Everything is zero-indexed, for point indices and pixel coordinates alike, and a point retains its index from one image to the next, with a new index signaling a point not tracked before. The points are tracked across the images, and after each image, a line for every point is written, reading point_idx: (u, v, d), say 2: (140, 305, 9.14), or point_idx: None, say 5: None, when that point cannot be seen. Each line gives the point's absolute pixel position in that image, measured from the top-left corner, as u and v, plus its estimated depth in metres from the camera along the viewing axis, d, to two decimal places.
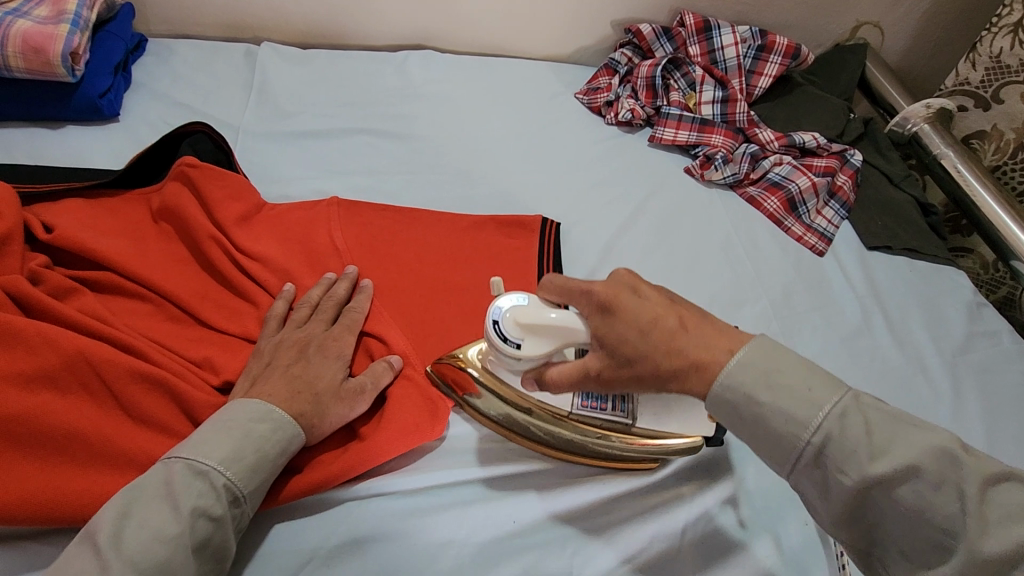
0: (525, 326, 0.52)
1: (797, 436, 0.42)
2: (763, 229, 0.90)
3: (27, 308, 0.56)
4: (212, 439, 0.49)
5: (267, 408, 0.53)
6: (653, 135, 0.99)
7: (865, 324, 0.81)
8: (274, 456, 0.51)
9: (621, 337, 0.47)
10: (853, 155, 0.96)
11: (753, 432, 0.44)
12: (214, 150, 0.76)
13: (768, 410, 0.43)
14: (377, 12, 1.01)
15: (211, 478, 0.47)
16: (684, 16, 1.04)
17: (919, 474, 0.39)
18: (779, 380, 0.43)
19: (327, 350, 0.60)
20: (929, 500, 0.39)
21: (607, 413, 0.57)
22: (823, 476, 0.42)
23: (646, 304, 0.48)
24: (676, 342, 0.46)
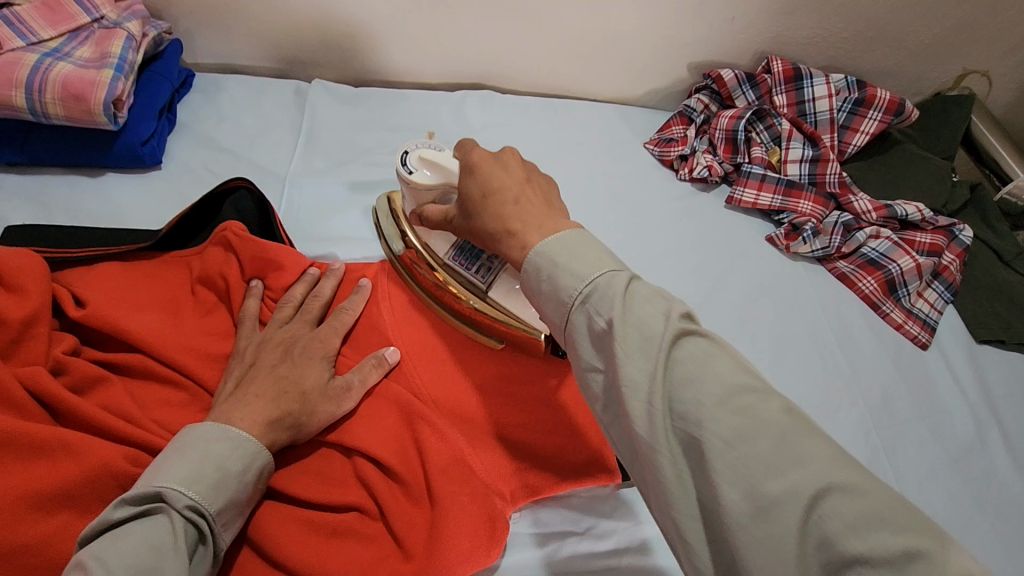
0: (426, 162, 0.60)
1: (572, 287, 0.43)
2: (857, 314, 0.80)
3: (49, 406, 0.50)
4: (169, 463, 0.46)
5: (224, 428, 0.49)
6: (731, 196, 0.89)
7: (979, 440, 0.71)
8: (238, 473, 0.48)
9: (468, 189, 0.52)
10: (963, 231, 0.85)
11: (547, 298, 0.45)
12: (258, 211, 0.69)
13: (560, 269, 0.44)
14: (433, 48, 0.94)
15: (172, 498, 0.44)
16: (772, 62, 0.94)
17: (715, 389, 0.36)
18: (573, 262, 0.43)
19: (312, 350, 0.59)
20: (724, 434, 0.35)
21: (469, 273, 0.63)
22: (592, 336, 0.42)
23: (505, 176, 0.51)
24: (501, 208, 0.49)
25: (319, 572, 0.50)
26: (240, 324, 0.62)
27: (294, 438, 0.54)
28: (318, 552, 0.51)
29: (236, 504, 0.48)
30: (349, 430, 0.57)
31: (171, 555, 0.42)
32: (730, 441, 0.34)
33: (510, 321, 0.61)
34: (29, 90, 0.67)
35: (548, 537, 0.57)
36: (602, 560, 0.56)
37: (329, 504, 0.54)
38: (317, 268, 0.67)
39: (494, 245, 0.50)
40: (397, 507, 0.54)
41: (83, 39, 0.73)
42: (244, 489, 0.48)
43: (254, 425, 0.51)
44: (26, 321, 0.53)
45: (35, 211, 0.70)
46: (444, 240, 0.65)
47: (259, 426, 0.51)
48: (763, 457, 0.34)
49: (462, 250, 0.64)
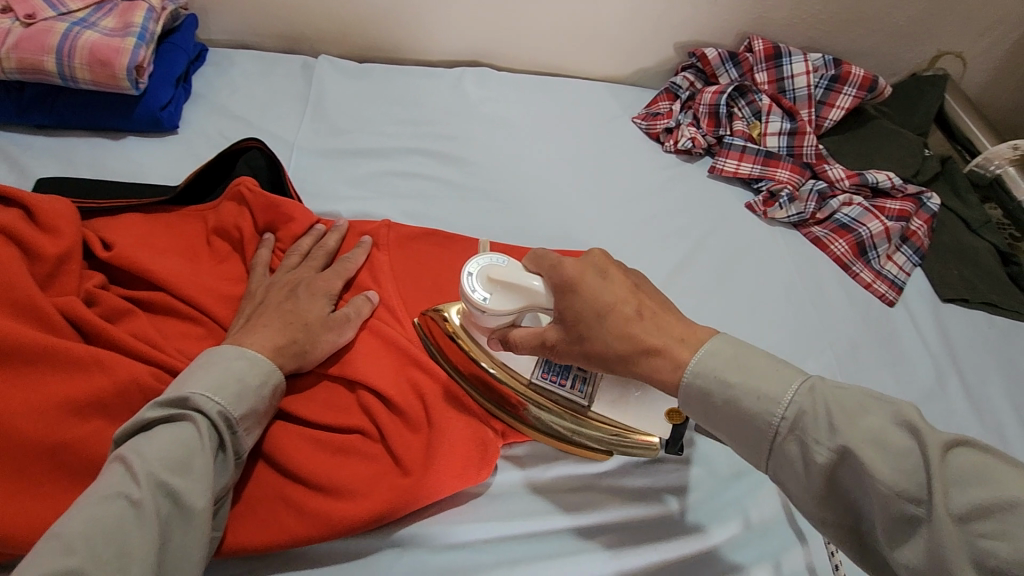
0: (493, 282, 0.56)
1: (769, 412, 0.43)
2: (829, 274, 0.86)
3: (82, 330, 0.56)
4: (195, 376, 0.51)
5: (239, 349, 0.54)
6: (713, 166, 0.95)
7: (938, 387, 0.76)
8: (256, 386, 0.53)
9: (579, 311, 0.51)
10: (931, 198, 0.90)
11: (724, 416, 0.46)
12: (269, 169, 0.74)
13: (739, 390, 0.45)
14: (433, 26, 0.99)
15: (201, 403, 0.49)
16: (753, 42, 0.99)
17: (1000, 509, 0.36)
18: (735, 379, 0.45)
19: (316, 290, 0.64)
20: (955, 514, 0.37)
21: (565, 390, 0.59)
22: (815, 469, 0.41)
23: (611, 287, 0.51)
24: (627, 327, 0.49)
25: (323, 481, 0.55)
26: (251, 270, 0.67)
27: (301, 365, 0.59)
28: (322, 465, 0.57)
29: (257, 412, 0.53)
30: (351, 363, 0.62)
31: (200, 453, 0.47)
32: (965, 516, 0.37)
33: (626, 431, 0.59)
34: (59, 55, 0.72)
35: (532, 460, 0.62)
36: (582, 480, 0.61)
37: (331, 425, 0.59)
38: (323, 225, 0.72)
39: (625, 369, 0.50)
40: (395, 430, 0.59)
41: (108, 10, 0.78)
42: (263, 400, 0.54)
43: (265, 350, 0.56)
44: (60, 257, 0.58)
45: (62, 168, 0.76)
46: (528, 360, 0.60)
47: (268, 350, 0.56)
48: (959, 471, 0.38)
49: (546, 366, 0.59)
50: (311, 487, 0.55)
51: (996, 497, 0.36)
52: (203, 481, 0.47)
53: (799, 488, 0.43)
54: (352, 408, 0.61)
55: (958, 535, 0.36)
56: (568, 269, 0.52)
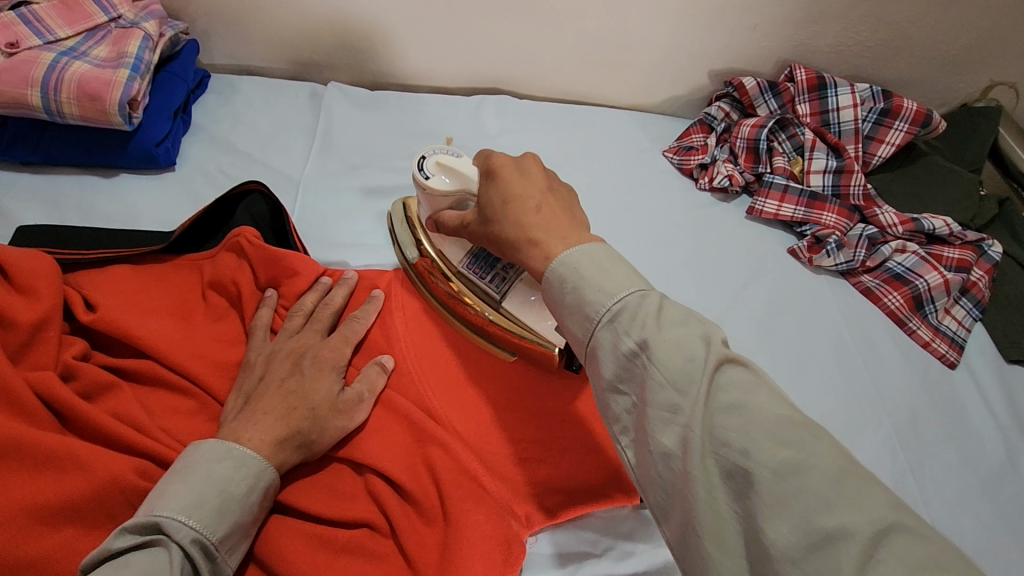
0: (440, 167, 0.59)
1: (601, 303, 0.42)
2: (882, 330, 0.78)
3: (58, 411, 0.49)
4: (170, 489, 0.44)
5: (228, 446, 0.48)
6: (752, 206, 0.87)
7: (1010, 464, 0.69)
8: (241, 495, 0.46)
9: (490, 197, 0.52)
10: (992, 247, 0.83)
11: (568, 307, 0.45)
12: (271, 215, 0.68)
13: (584, 284, 0.43)
14: (450, 52, 0.93)
15: (173, 529, 0.42)
16: (795, 71, 0.92)
17: (740, 412, 0.37)
18: (672, 349, 0.39)
19: (322, 361, 0.57)
20: (746, 444, 0.35)
21: (483, 283, 0.62)
22: (616, 355, 0.41)
23: (522, 181, 0.51)
24: (524, 214, 0.49)
25: None
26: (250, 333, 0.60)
27: (304, 457, 0.52)
28: (326, 571, 0.49)
29: (240, 531, 0.46)
30: (360, 447, 0.55)
31: None
32: (779, 472, 0.34)
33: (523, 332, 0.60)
34: (45, 88, 0.66)
35: (563, 557, 0.55)
36: None
37: (336, 519, 0.52)
38: (330, 277, 0.66)
39: (513, 254, 0.50)
40: (408, 526, 0.52)
41: (100, 38, 0.72)
42: (249, 514, 0.47)
43: (263, 445, 0.49)
44: (37, 325, 0.52)
45: (47, 210, 0.69)
46: (455, 249, 0.63)
47: (267, 444, 0.49)
48: (818, 491, 0.33)
49: (473, 261, 0.62)
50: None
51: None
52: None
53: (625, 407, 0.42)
54: (360, 498, 0.54)
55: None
56: (496, 158, 0.53)
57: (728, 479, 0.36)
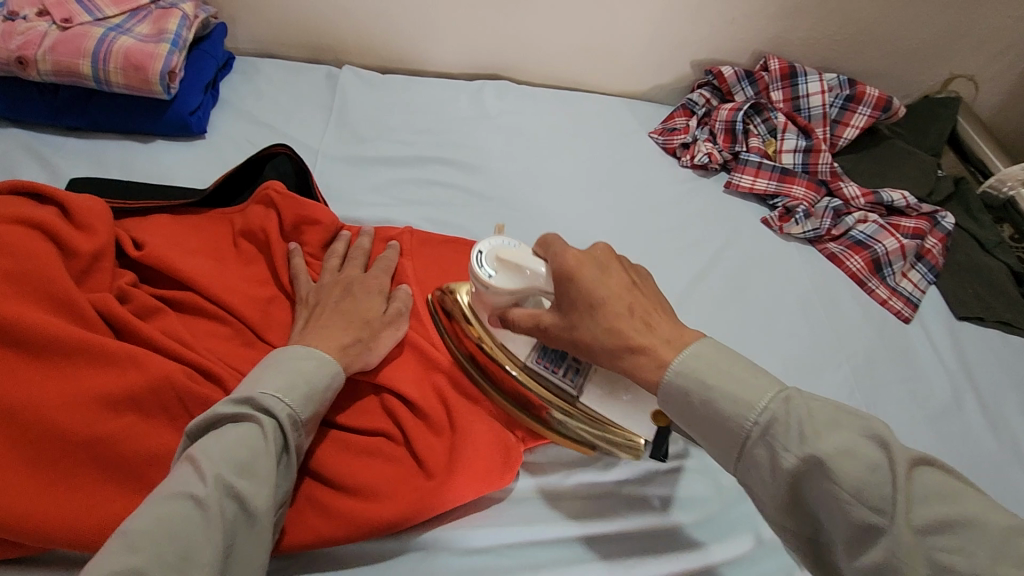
0: (506, 265, 0.57)
1: (745, 417, 0.44)
2: (845, 289, 0.86)
3: (113, 326, 0.56)
4: (265, 374, 0.51)
5: (309, 349, 0.55)
6: (729, 181, 0.96)
7: (955, 403, 0.77)
8: (323, 388, 0.53)
9: (574, 299, 0.52)
10: (945, 217, 0.91)
11: (698, 418, 0.47)
12: (295, 175, 0.76)
13: (716, 393, 0.45)
14: (455, 39, 1.01)
15: (274, 405, 0.49)
16: (769, 61, 1.01)
17: (849, 454, 0.41)
18: (716, 380, 0.46)
19: (368, 288, 0.65)
20: (859, 485, 0.40)
21: (557, 376, 0.59)
22: (739, 446, 0.44)
23: (607, 280, 0.51)
24: (619, 320, 0.50)
25: (350, 481, 0.56)
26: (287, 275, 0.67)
27: (366, 362, 0.59)
28: (349, 467, 0.57)
29: (318, 414, 0.53)
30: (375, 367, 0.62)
31: (264, 456, 0.47)
32: (884, 506, 0.39)
33: (571, 408, 0.60)
34: (95, 59, 0.74)
35: (554, 466, 0.63)
36: (604, 487, 0.61)
37: (357, 428, 0.59)
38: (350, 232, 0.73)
39: (616, 362, 0.51)
40: (418, 433, 0.59)
41: (142, 17, 0.80)
42: (325, 402, 0.54)
43: (335, 347, 0.57)
44: (94, 254, 0.59)
45: (92, 168, 0.77)
46: (522, 344, 0.61)
47: (334, 349, 0.57)
48: (869, 466, 0.40)
49: (546, 355, 0.60)
50: (338, 488, 0.56)
51: (954, 514, 0.39)
52: (265, 485, 0.47)
53: (765, 494, 0.44)
54: (377, 411, 0.61)
55: (916, 546, 0.38)
56: (566, 256, 0.52)
57: (787, 482, 0.43)
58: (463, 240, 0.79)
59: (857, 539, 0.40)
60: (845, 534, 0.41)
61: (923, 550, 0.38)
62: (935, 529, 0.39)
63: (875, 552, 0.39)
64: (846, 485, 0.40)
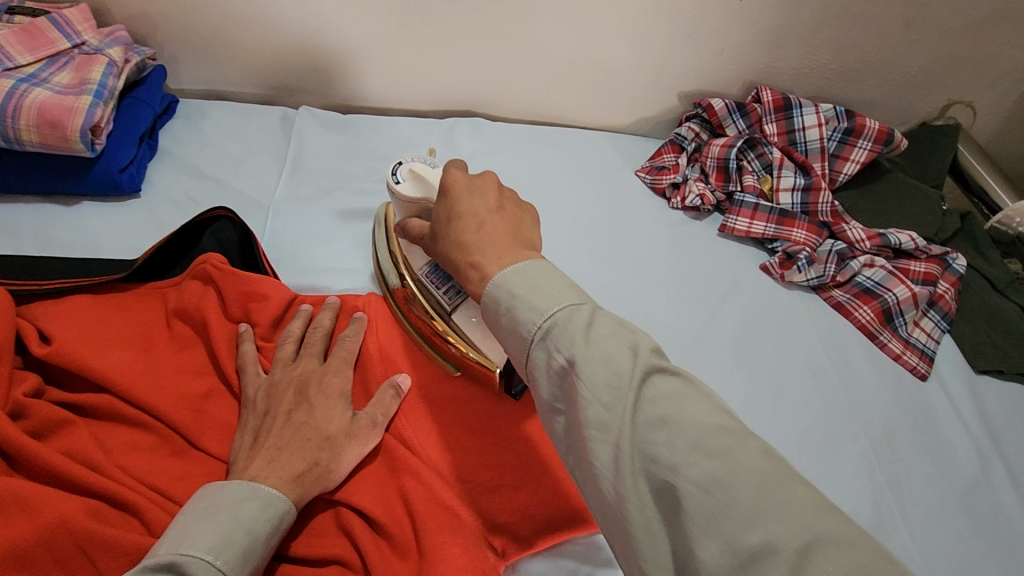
0: (416, 177, 0.61)
1: (533, 322, 0.44)
2: (855, 344, 0.79)
3: (6, 451, 0.47)
4: (195, 528, 0.43)
5: (251, 487, 0.47)
6: (724, 224, 0.88)
7: (983, 474, 0.69)
8: (265, 536, 0.46)
9: (439, 213, 0.53)
10: (956, 260, 0.84)
11: (508, 330, 0.46)
12: (240, 242, 0.66)
13: (517, 301, 0.45)
14: (421, 75, 0.93)
15: (199, 573, 0.41)
16: (762, 92, 0.94)
17: (672, 424, 0.38)
18: (521, 291, 0.45)
19: (329, 390, 0.57)
20: (673, 459, 0.36)
21: (438, 292, 0.63)
22: (552, 373, 0.43)
23: (477, 200, 0.52)
24: (468, 233, 0.50)
25: None
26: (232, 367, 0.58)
27: (325, 485, 0.52)
28: None
29: (257, 569, 0.45)
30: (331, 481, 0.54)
31: None
32: (706, 488, 0.35)
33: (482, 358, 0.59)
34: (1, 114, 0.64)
35: None
36: None
37: (310, 557, 0.51)
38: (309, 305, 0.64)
39: (457, 275, 0.51)
40: (380, 559, 0.50)
41: (62, 64, 0.71)
42: (268, 552, 0.46)
43: (281, 481, 0.49)
44: None
45: (6, 240, 0.68)
46: (421, 258, 0.65)
47: (286, 481, 0.49)
48: (705, 450, 0.36)
49: (433, 270, 0.64)
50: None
51: (672, 411, 0.38)
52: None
53: (544, 398, 0.44)
54: (336, 533, 0.52)
55: (637, 438, 0.38)
56: (452, 175, 0.53)
57: (592, 436, 0.40)
58: None
59: (650, 525, 0.37)
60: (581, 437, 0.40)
61: (637, 442, 0.38)
62: (657, 425, 0.38)
63: (604, 455, 0.39)
64: (593, 392, 0.39)
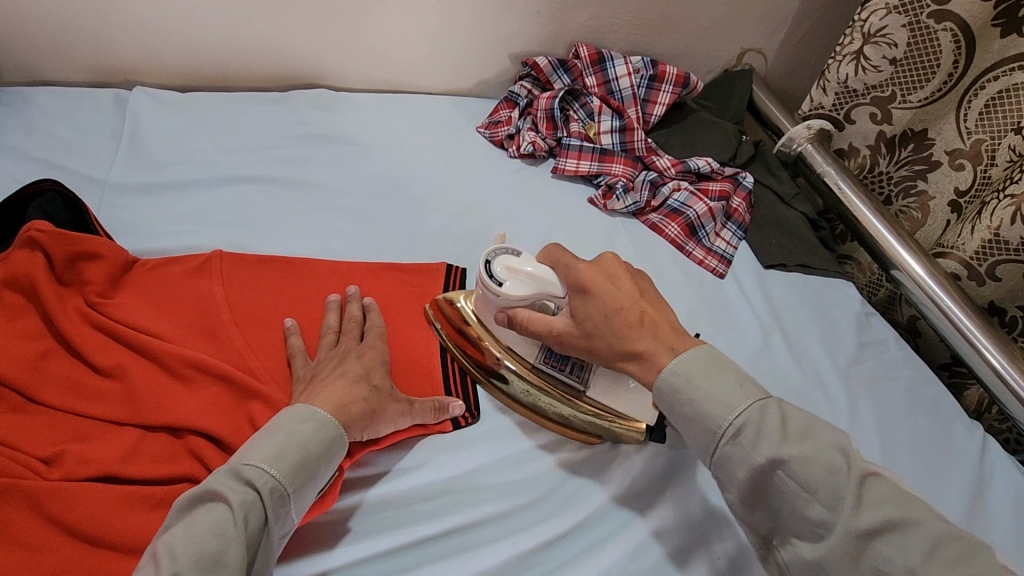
0: (513, 272, 0.64)
1: (722, 419, 0.51)
2: (666, 255, 0.92)
3: None
4: (257, 444, 0.51)
5: (309, 411, 0.54)
6: (556, 167, 0.99)
7: (766, 344, 0.84)
8: (319, 453, 0.53)
9: (589, 314, 0.59)
10: (745, 178, 1.00)
11: (689, 421, 0.54)
12: (69, 210, 0.68)
13: (701, 395, 0.53)
14: (259, 49, 0.96)
15: (259, 478, 0.49)
16: (579, 49, 1.05)
17: (897, 528, 0.45)
18: (703, 383, 0.53)
19: (368, 355, 0.64)
20: (910, 564, 0.43)
21: (564, 374, 0.66)
22: (747, 472, 0.50)
23: (618, 295, 0.59)
24: (629, 331, 0.57)
25: (143, 541, 0.50)
26: (73, 321, 0.61)
27: (365, 427, 0.58)
28: (146, 524, 0.51)
29: (313, 483, 0.52)
30: (170, 410, 0.58)
31: (233, 543, 0.45)
32: None
33: (600, 418, 0.66)
34: None
35: (385, 475, 0.61)
36: (438, 485, 0.61)
37: (153, 479, 0.54)
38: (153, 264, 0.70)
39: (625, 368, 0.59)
40: None
41: None
42: (324, 468, 0.53)
43: (329, 405, 0.56)
44: None
45: None
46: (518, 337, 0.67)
47: (332, 408, 0.56)
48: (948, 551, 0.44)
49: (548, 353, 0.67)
50: (119, 548, 0.50)
51: (896, 517, 0.45)
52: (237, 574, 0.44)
53: (738, 488, 0.51)
54: (180, 456, 0.56)
55: (858, 542, 0.45)
56: (580, 269, 0.61)
57: (815, 540, 0.47)
58: (282, 257, 0.76)
59: None
60: (800, 530, 0.48)
61: (865, 549, 0.45)
62: (871, 534, 0.45)
63: (817, 547, 0.47)
64: (804, 493, 0.47)
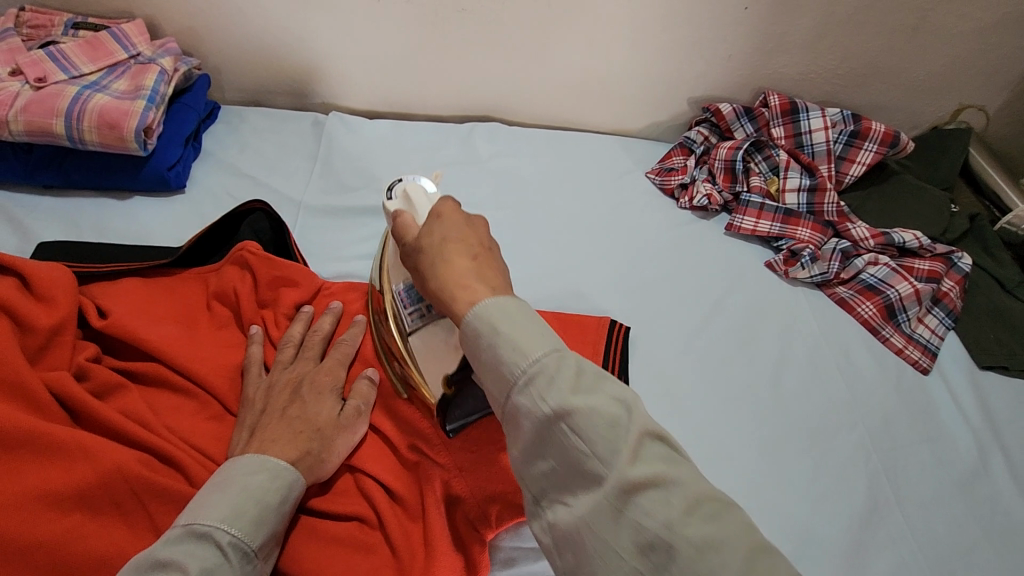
0: (407, 196, 0.60)
1: (515, 363, 0.42)
2: (857, 338, 0.81)
3: (72, 410, 0.53)
4: (213, 499, 0.47)
5: (258, 461, 0.51)
6: (730, 223, 0.91)
7: (982, 464, 0.72)
8: (278, 504, 0.50)
9: (431, 233, 0.51)
10: (962, 258, 0.86)
11: (484, 358, 0.44)
12: (273, 231, 0.73)
13: (501, 337, 0.43)
14: (443, 82, 0.99)
15: (216, 537, 0.45)
16: (769, 97, 0.97)
17: (661, 483, 0.39)
18: (514, 329, 0.43)
19: (320, 385, 0.59)
20: (668, 518, 0.37)
21: (405, 313, 0.59)
22: (533, 418, 0.42)
23: (459, 226, 0.51)
24: (477, 269, 0.48)
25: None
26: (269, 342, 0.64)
27: (317, 476, 0.55)
28: (321, 559, 0.54)
29: (274, 535, 0.49)
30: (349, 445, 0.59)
31: None
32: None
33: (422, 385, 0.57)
34: (69, 118, 0.73)
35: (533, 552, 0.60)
36: None
37: (335, 514, 0.56)
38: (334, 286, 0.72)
39: (423, 288, 0.51)
40: (394, 520, 0.57)
41: (120, 73, 0.79)
42: (282, 518, 0.50)
43: (288, 455, 0.53)
44: (53, 330, 0.55)
45: (67, 230, 0.76)
46: (400, 275, 0.61)
47: (287, 457, 0.53)
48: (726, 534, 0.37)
49: (407, 290, 0.60)
50: None
51: (664, 471, 0.39)
52: None
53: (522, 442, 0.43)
54: (355, 495, 0.58)
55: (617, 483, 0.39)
56: (443, 202, 0.52)
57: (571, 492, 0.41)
58: None
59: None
60: (569, 478, 0.41)
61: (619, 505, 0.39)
62: (705, 546, 0.36)
63: (586, 500, 0.40)
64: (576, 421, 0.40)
